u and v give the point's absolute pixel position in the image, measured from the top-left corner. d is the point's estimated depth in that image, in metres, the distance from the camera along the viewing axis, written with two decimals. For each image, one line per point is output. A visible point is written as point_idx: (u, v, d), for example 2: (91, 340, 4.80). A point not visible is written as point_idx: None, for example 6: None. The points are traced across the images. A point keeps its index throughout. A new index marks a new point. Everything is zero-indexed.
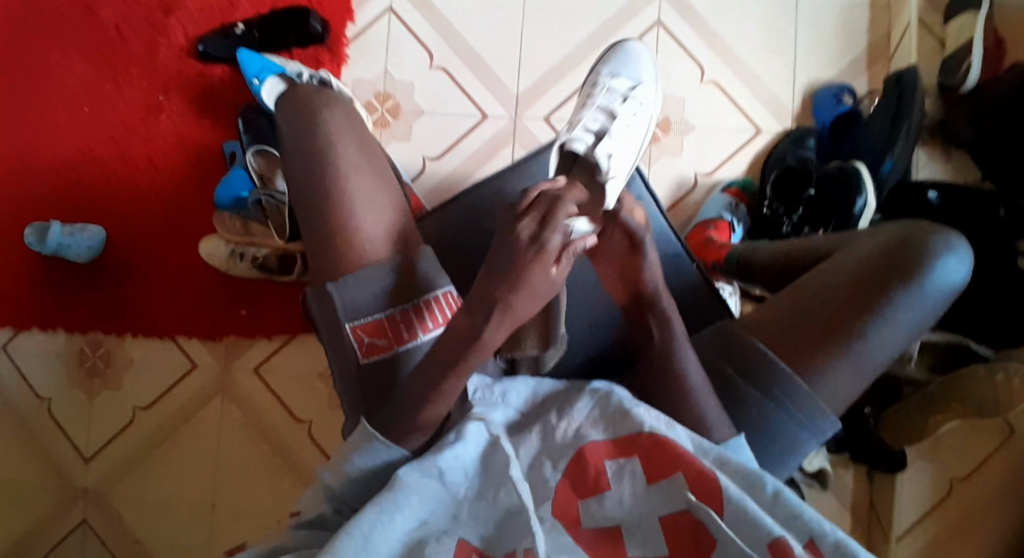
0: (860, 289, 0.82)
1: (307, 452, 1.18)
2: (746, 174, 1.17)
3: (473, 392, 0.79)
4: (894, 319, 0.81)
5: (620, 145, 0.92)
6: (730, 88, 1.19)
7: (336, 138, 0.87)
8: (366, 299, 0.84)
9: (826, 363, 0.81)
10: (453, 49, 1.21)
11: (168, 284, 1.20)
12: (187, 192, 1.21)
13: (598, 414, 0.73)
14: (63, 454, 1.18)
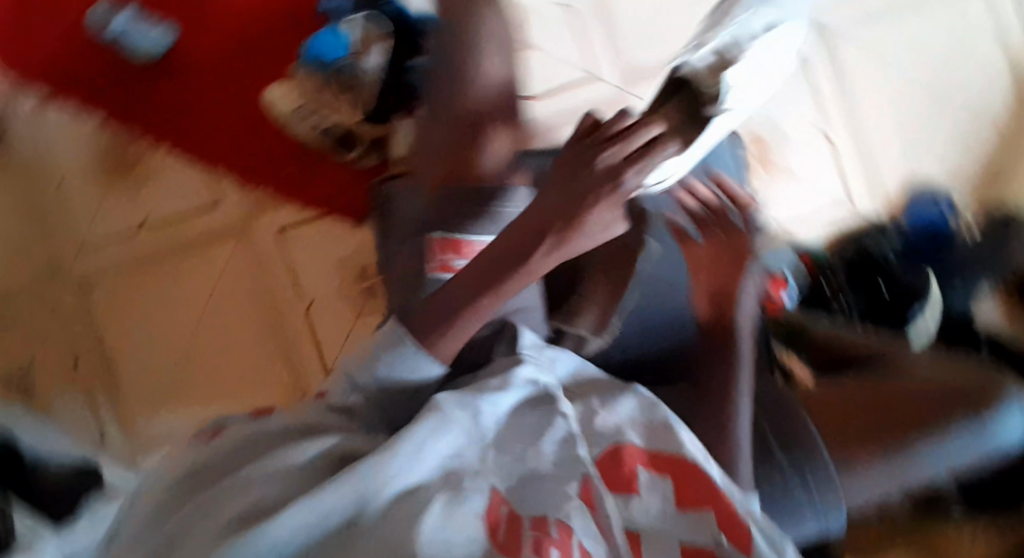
0: (935, 403, 0.76)
1: (293, 326, 1.11)
2: (822, 242, 1.14)
3: (523, 344, 0.67)
4: (944, 450, 0.74)
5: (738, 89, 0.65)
6: (841, 154, 1.18)
7: (496, 48, 0.81)
8: (466, 214, 0.75)
9: (862, 460, 0.73)
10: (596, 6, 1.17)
11: (225, 112, 1.15)
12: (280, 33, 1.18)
13: (635, 420, 0.61)
14: (61, 237, 1.12)
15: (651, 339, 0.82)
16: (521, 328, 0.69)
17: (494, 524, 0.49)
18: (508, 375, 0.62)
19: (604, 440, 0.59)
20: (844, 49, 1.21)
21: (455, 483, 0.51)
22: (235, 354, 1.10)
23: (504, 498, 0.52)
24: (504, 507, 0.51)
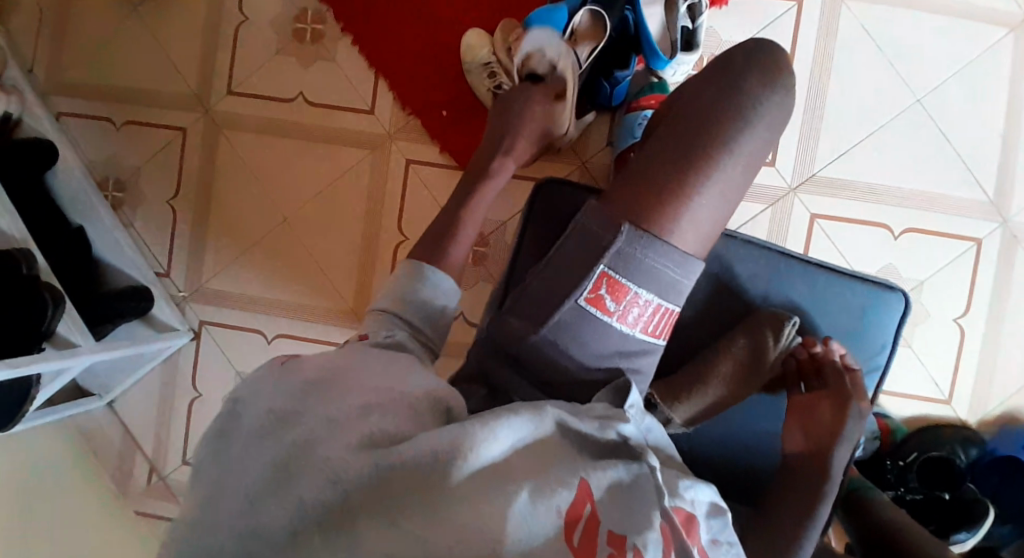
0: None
1: (380, 255, 1.08)
2: (904, 423, 1.07)
3: (629, 403, 0.62)
4: None
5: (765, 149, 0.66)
6: (967, 346, 1.06)
7: (765, 117, 0.66)
8: (644, 263, 0.64)
9: None
10: (811, 89, 1.03)
11: (411, 27, 1.07)
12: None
13: (704, 500, 0.59)
14: (215, 70, 1.10)
15: (726, 443, 0.80)
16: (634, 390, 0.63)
17: (574, 522, 0.49)
18: (609, 422, 0.59)
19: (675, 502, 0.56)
20: None
21: (544, 478, 0.51)
22: (318, 255, 1.09)
23: (593, 495, 0.52)
24: (588, 506, 0.51)
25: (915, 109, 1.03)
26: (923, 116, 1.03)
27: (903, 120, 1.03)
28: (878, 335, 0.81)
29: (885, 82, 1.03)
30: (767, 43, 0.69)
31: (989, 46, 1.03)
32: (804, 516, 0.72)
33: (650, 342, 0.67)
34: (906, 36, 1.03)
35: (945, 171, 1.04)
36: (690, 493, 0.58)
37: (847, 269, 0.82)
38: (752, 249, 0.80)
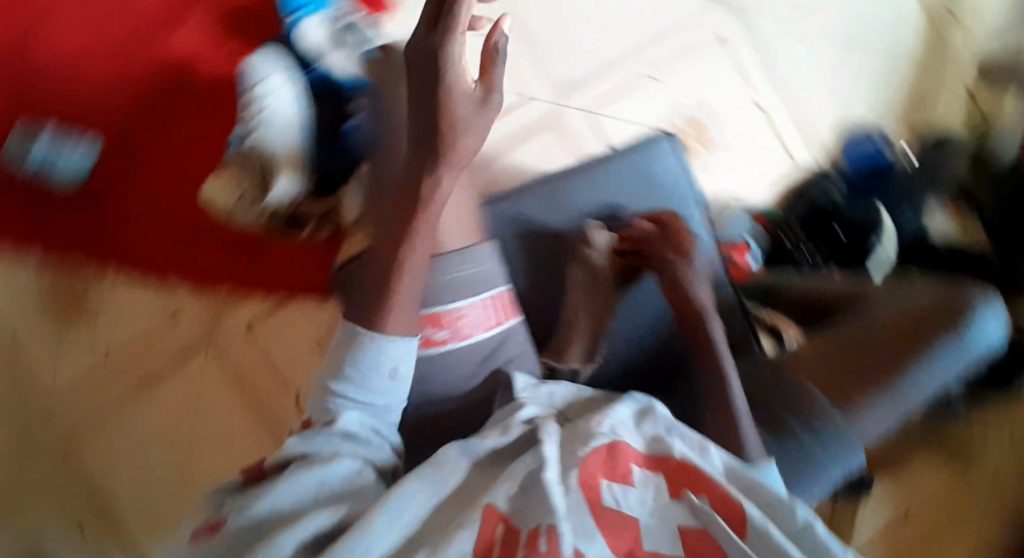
0: (909, 334, 0.76)
1: (284, 422, 1.03)
2: (773, 205, 1.19)
3: (520, 389, 0.68)
4: (933, 365, 0.75)
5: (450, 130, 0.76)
6: (771, 112, 1.21)
7: None
8: (441, 281, 0.68)
9: (862, 397, 0.74)
10: (514, 21, 1.14)
11: (159, 215, 1.03)
12: (186, 109, 1.05)
13: (626, 419, 0.63)
14: (14, 398, 1.01)
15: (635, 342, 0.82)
16: (517, 377, 0.68)
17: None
18: (511, 422, 0.63)
19: (603, 438, 0.59)
20: (767, 15, 1.23)
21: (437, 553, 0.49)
22: (229, 465, 1.02)
23: (504, 513, 0.53)
24: (501, 524, 0.52)
25: None
26: None
27: None
28: (670, 174, 0.88)
29: None
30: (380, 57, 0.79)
31: None
32: (704, 337, 0.76)
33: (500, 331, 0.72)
34: None
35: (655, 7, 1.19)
36: (637, 469, 0.58)
37: (612, 153, 0.88)
38: (534, 195, 0.84)
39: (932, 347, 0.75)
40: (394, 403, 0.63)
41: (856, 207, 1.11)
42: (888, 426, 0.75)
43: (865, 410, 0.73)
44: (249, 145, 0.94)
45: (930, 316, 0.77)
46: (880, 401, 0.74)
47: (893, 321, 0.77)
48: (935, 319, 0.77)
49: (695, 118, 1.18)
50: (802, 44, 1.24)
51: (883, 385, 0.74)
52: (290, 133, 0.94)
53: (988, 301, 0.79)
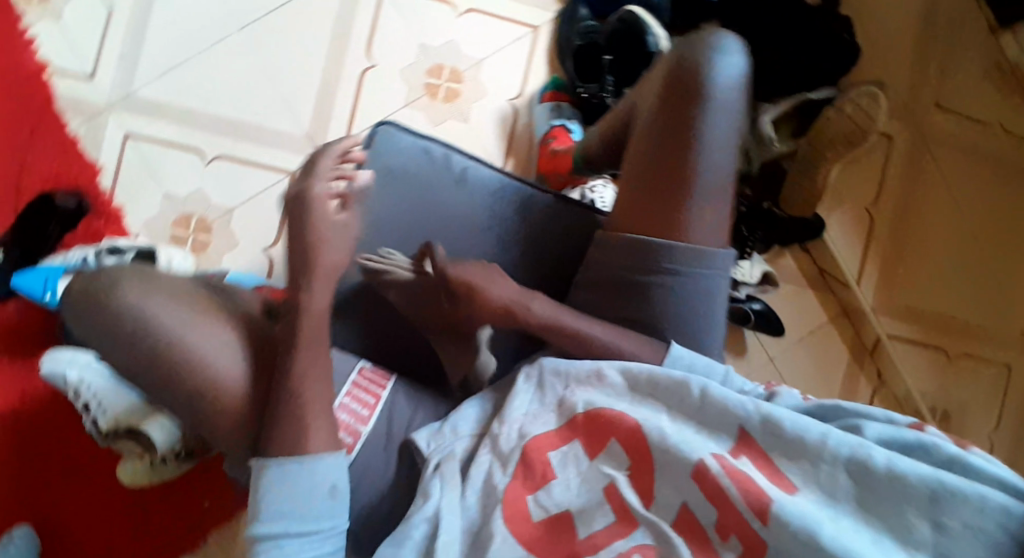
0: (672, 124, 0.76)
1: None
2: (551, 75, 1.15)
3: (425, 448, 0.77)
4: (704, 140, 0.75)
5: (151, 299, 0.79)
6: (484, 5, 1.14)
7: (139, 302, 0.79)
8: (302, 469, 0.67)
9: (669, 216, 0.76)
10: (221, 132, 1.09)
11: (116, 535, 1.01)
12: (42, 444, 1.01)
13: (525, 407, 0.77)
14: None
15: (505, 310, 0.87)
16: (416, 437, 0.77)
17: None
18: (424, 490, 0.73)
19: (513, 450, 0.74)
20: None
21: None
22: None
23: None
24: None
25: (246, 28, 1.09)
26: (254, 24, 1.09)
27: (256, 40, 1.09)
28: (415, 149, 0.87)
29: (218, 54, 1.08)
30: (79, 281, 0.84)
31: None
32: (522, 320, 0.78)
33: (374, 423, 0.80)
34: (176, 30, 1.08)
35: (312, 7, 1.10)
36: (554, 455, 0.73)
37: None
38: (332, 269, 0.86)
39: (696, 123, 0.76)
40: (337, 525, 0.68)
41: (611, 23, 1.07)
42: (716, 217, 0.77)
43: (686, 232, 0.76)
44: (104, 427, 0.94)
45: (677, 97, 0.76)
46: (693, 206, 0.76)
47: (653, 124, 0.77)
48: (683, 95, 0.76)
49: (433, 68, 1.13)
50: None
51: (685, 193, 0.75)
52: (125, 392, 0.93)
53: (716, 36, 0.77)
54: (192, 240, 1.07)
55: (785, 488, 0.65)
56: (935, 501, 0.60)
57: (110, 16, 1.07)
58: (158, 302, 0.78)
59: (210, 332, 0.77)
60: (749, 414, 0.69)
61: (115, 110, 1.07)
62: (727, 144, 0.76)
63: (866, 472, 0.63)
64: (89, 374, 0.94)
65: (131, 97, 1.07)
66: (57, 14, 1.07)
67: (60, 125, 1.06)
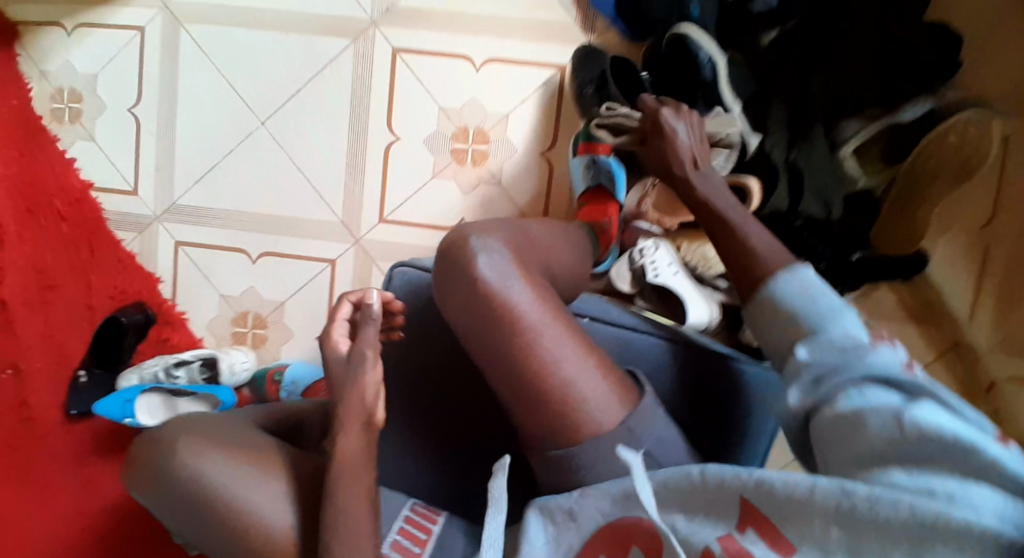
0: (486, 337, 0.68)
1: None
2: None
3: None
4: (536, 341, 0.67)
5: (209, 452, 0.70)
6: (504, 52, 1.03)
7: (192, 455, 0.69)
8: None
9: (554, 431, 0.67)
10: (257, 228, 1.08)
11: None
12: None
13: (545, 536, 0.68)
14: None
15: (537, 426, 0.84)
16: None
17: None
18: None
19: None
20: None
21: None
22: None
23: None
24: None
25: (265, 119, 1.07)
26: (270, 114, 1.07)
27: (276, 131, 1.07)
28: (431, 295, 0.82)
29: (242, 153, 1.08)
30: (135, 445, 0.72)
31: (202, 49, 1.08)
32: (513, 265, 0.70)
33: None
34: (200, 134, 1.09)
35: (323, 85, 1.06)
36: None
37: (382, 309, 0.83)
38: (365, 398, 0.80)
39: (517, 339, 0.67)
40: None
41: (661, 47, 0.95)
42: (602, 380, 0.68)
43: (586, 432, 0.67)
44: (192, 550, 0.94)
45: (468, 310, 0.68)
46: (574, 402, 0.66)
47: (479, 349, 0.69)
48: (467, 303, 0.68)
49: (457, 129, 1.05)
50: None
51: (560, 399, 0.66)
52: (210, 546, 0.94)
53: (458, 243, 0.69)
54: (252, 325, 1.09)
55: (778, 551, 0.54)
56: (933, 543, 0.49)
57: (140, 128, 1.10)
58: (216, 461, 0.69)
59: (268, 488, 0.69)
60: (750, 482, 0.57)
61: (161, 221, 1.10)
62: (548, 316, 0.68)
63: (855, 515, 0.52)
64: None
65: (174, 206, 1.10)
66: (90, 133, 1.11)
67: (114, 234, 1.11)
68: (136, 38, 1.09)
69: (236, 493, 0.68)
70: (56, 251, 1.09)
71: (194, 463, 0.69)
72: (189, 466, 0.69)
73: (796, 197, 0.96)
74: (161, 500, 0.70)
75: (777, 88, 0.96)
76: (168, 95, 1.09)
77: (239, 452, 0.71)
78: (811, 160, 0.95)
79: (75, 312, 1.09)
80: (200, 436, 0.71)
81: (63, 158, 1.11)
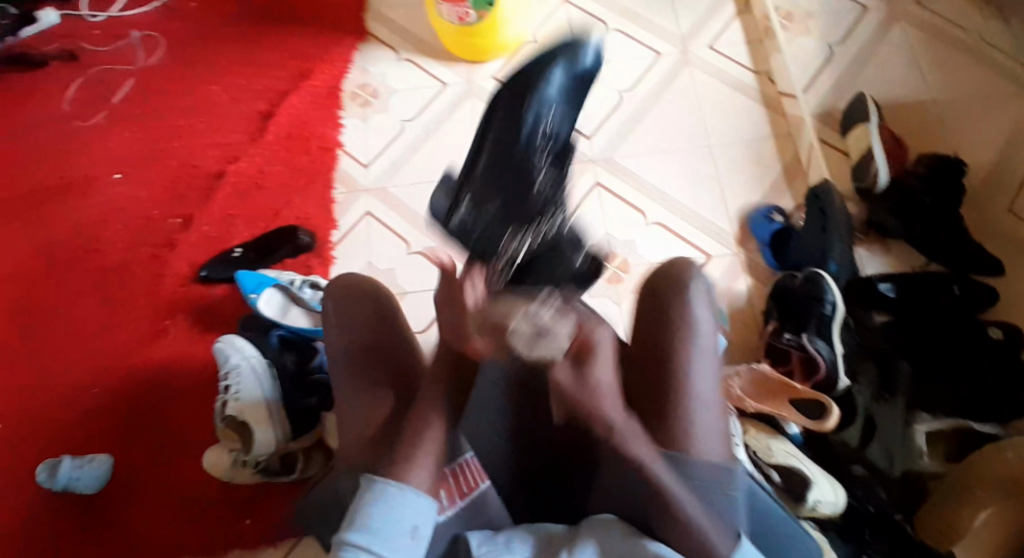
0: (650, 349, 0.79)
1: None
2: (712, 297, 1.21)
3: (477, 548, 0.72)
4: (697, 357, 0.77)
5: (369, 334, 0.97)
6: (674, 226, 1.27)
7: (362, 325, 0.98)
8: (400, 508, 0.70)
9: (669, 424, 0.73)
10: (426, 235, 1.32)
11: (167, 500, 1.17)
12: (172, 405, 1.23)
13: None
14: None
15: None
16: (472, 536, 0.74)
17: None
18: None
19: None
20: (632, 151, 1.33)
21: None
22: None
23: None
24: None
25: None
26: None
27: None
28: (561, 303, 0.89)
29: None
30: (348, 279, 1.01)
31: (474, 113, 1.41)
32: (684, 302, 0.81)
33: (446, 517, 0.78)
34: (433, 158, 1.38)
35: None
36: None
37: None
38: None
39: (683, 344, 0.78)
40: None
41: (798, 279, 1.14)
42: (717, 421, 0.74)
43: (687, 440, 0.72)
44: (230, 410, 1.10)
45: (655, 310, 0.82)
46: (692, 413, 0.73)
47: (643, 342, 0.81)
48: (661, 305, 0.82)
49: (610, 254, 1.26)
50: (678, 156, 1.31)
51: (686, 403, 0.74)
52: (248, 416, 1.10)
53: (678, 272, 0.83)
54: None
55: None
56: None
57: (399, 132, 1.41)
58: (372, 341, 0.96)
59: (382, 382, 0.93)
60: None
61: (368, 194, 1.36)
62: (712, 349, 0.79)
63: None
64: (246, 366, 1.13)
65: (383, 190, 1.36)
66: (363, 116, 1.43)
67: (333, 176, 1.38)
68: (437, 85, 1.44)
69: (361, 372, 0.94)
70: (285, 168, 1.38)
71: (367, 328, 0.97)
72: (361, 326, 0.98)
73: (866, 441, 1.09)
74: (333, 329, 0.98)
75: (894, 360, 1.12)
76: (433, 124, 1.41)
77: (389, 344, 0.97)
78: (886, 418, 1.09)
79: (263, 211, 1.35)
80: (370, 320, 0.98)
81: (335, 118, 1.42)
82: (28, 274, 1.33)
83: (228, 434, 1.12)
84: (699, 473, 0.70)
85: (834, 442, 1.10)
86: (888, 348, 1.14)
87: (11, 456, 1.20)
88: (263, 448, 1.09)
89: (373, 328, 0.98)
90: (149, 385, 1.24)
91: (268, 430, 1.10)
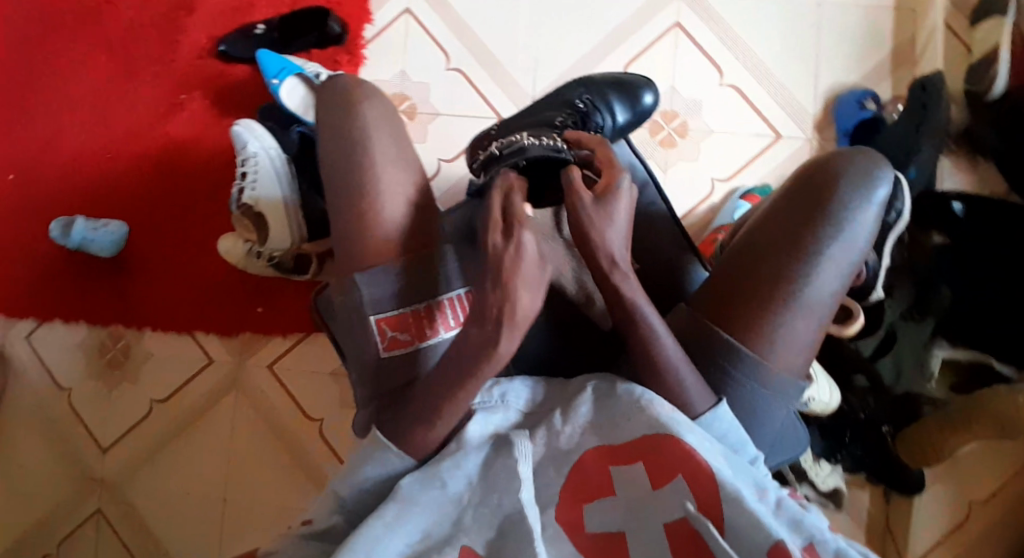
0: (784, 233, 0.79)
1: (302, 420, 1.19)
2: (765, 181, 1.12)
3: (472, 399, 0.76)
4: (819, 263, 0.78)
5: (375, 131, 0.87)
6: (748, 92, 1.14)
7: (372, 120, 0.88)
8: (389, 458, 0.73)
9: (751, 319, 0.78)
10: (469, 50, 1.19)
11: (181, 277, 1.21)
12: (185, 186, 1.20)
13: (601, 412, 0.71)
14: (82, 447, 1.20)
15: None
16: (470, 387, 0.76)
17: None
18: (460, 440, 0.72)
19: (571, 448, 0.70)
20: None
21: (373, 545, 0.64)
22: (253, 472, 1.18)
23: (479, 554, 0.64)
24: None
25: None
26: None
27: (544, 5, 1.18)
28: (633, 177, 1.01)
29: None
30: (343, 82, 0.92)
31: None
32: (839, 206, 0.79)
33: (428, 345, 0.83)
34: None
35: (610, 5, 1.17)
36: (613, 470, 0.68)
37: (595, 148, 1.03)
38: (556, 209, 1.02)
39: (812, 249, 0.78)
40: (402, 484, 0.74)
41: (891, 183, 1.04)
42: (808, 328, 0.79)
43: (764, 338, 0.78)
44: (247, 200, 1.10)
45: (801, 203, 0.80)
46: (783, 316, 0.78)
47: (769, 231, 0.81)
48: (813, 202, 0.79)
49: (667, 112, 1.14)
50: (773, 9, 1.15)
51: (781, 305, 0.78)
52: (270, 205, 1.10)
53: (843, 168, 0.80)
54: (403, 106, 1.17)
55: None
56: None
57: None
58: (381, 135, 0.87)
59: (400, 181, 0.86)
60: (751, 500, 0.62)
61: None
62: (845, 260, 0.79)
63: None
64: (264, 157, 1.12)
65: None
66: None
67: None
68: None
69: (364, 177, 0.85)
70: None
71: (369, 125, 0.87)
72: (364, 123, 0.87)
73: (879, 353, 1.11)
74: (323, 135, 0.89)
75: (945, 284, 1.09)
76: None
77: (399, 141, 0.89)
78: (908, 334, 1.10)
79: None
80: (375, 117, 0.88)
81: None
82: (39, 13, 1.24)
83: (242, 218, 1.12)
84: (768, 380, 0.78)
85: (847, 348, 1.11)
86: (934, 270, 1.10)
87: (30, 208, 1.21)
88: (279, 242, 1.11)
89: (367, 130, 0.87)
90: (164, 160, 1.20)
91: (296, 226, 1.12)
